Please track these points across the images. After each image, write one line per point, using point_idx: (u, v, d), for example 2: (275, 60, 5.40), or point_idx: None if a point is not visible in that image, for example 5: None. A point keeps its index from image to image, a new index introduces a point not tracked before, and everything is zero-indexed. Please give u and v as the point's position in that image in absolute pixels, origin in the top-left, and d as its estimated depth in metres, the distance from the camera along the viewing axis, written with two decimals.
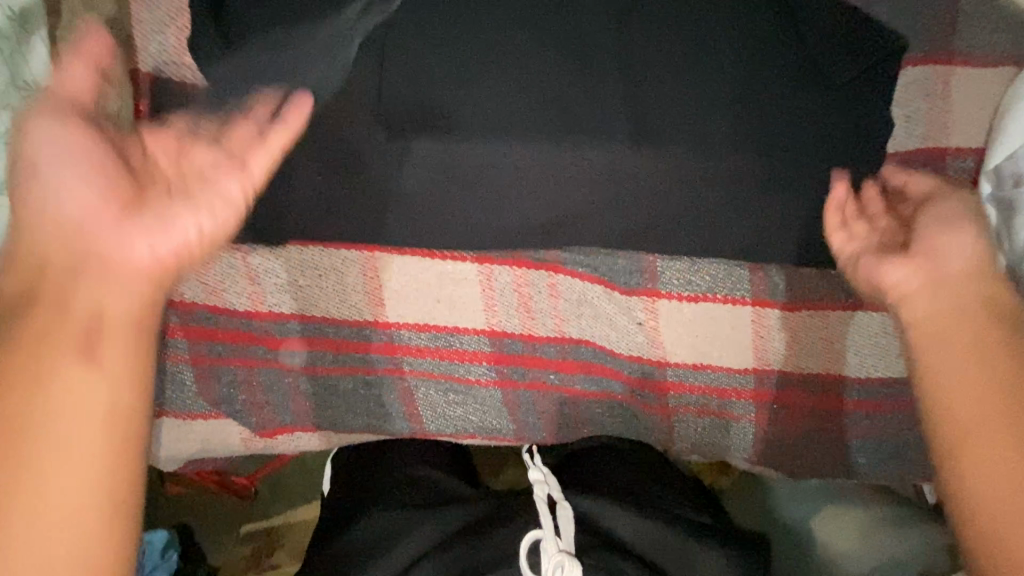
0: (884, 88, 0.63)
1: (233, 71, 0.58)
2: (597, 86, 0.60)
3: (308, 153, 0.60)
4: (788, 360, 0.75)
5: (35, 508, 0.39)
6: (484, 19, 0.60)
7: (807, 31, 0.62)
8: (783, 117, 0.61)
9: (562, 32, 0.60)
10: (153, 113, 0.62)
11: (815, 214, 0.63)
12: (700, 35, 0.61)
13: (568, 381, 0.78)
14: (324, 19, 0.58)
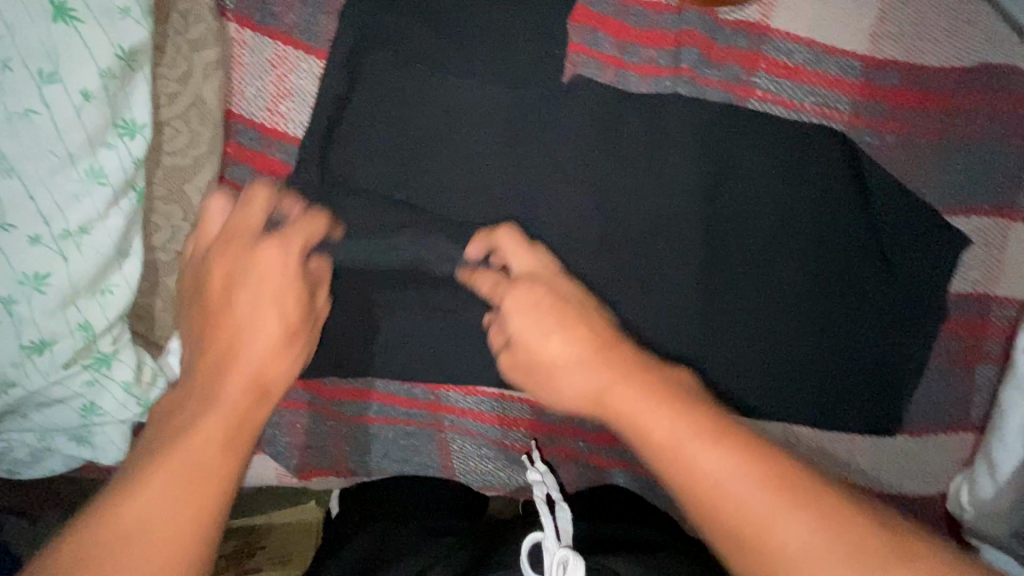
0: (931, 239, 0.68)
1: (343, 144, 0.62)
2: (676, 203, 0.67)
3: (400, 222, 0.63)
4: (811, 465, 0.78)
5: (133, 544, 0.40)
6: (575, 128, 0.65)
7: (872, 179, 0.67)
8: (834, 305, 0.68)
9: (642, 147, 0.66)
10: (239, 154, 0.63)
11: (858, 346, 0.70)
12: (775, 164, 0.66)
13: (596, 450, 0.81)
14: (434, 109, 0.64)
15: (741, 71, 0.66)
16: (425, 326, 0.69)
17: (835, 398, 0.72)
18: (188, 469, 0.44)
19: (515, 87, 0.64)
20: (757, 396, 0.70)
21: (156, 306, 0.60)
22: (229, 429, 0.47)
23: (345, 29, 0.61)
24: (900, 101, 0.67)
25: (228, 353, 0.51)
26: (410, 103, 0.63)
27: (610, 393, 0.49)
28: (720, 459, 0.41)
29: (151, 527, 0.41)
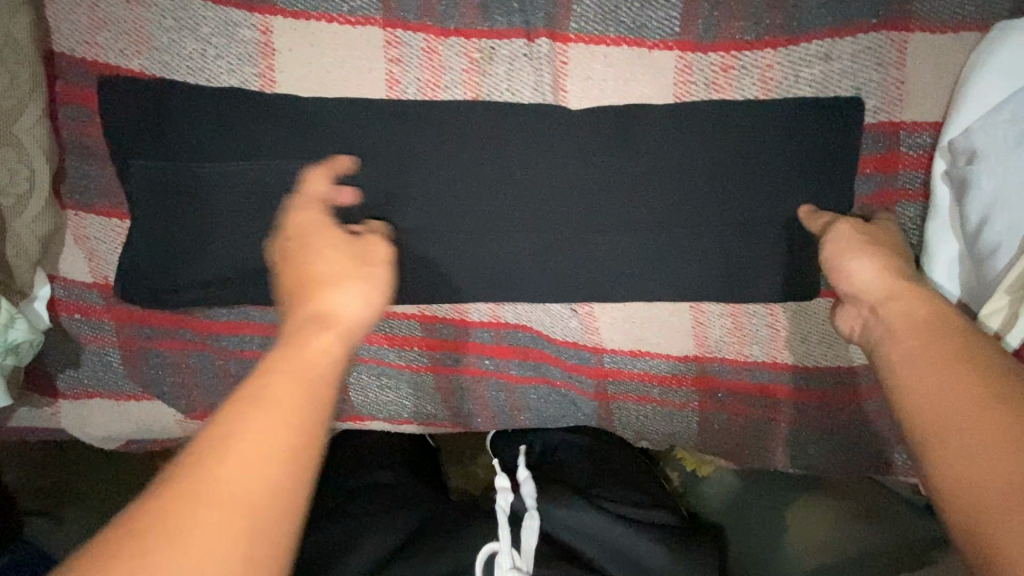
0: (762, 111, 0.63)
1: (165, 72, 0.62)
2: (519, 85, 0.64)
3: (232, 129, 0.62)
4: (731, 347, 0.71)
5: (195, 515, 0.35)
6: (406, 15, 0.63)
7: (717, 33, 0.62)
8: (705, 188, 0.65)
9: (475, 25, 0.63)
10: (68, 93, 0.63)
11: (733, 222, 0.66)
12: (616, 19, 0.62)
13: (503, 367, 0.75)
14: (252, 18, 0.62)
15: None
16: (268, 264, 0.63)
17: (740, 273, 0.67)
18: (259, 448, 0.38)
19: None
20: (625, 287, 0.68)
21: (6, 252, 0.61)
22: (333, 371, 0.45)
23: None
24: None
25: (314, 285, 0.51)
26: (226, 23, 0.62)
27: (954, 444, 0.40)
28: (941, 380, 0.43)
29: (240, 458, 0.37)
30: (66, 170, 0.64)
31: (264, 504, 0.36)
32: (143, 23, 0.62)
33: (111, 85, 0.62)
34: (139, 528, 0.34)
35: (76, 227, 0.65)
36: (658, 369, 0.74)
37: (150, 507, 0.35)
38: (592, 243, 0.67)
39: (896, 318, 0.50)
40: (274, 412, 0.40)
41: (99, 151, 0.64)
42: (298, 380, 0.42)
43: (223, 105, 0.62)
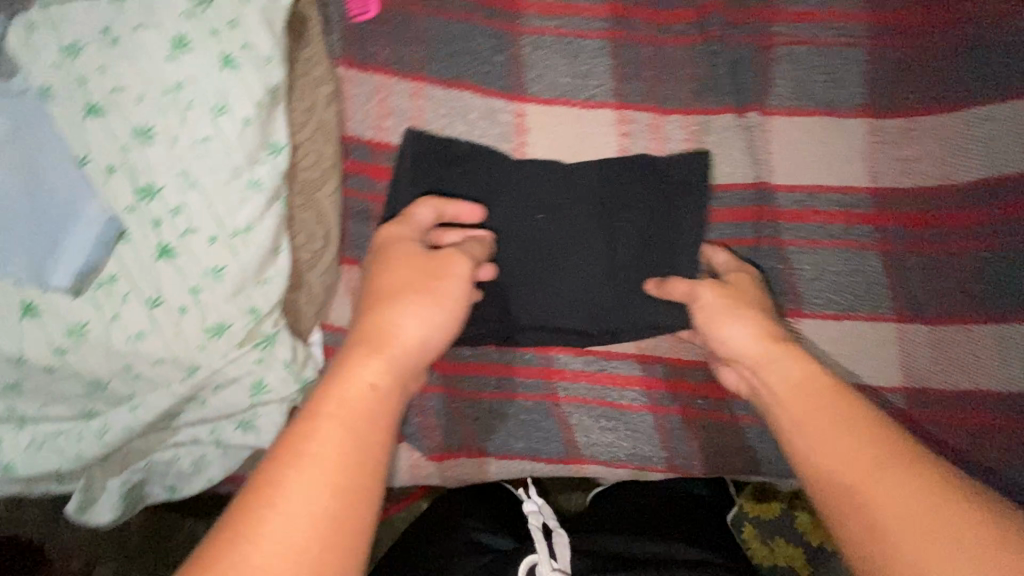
0: (944, 163, 0.74)
1: (415, 142, 0.74)
2: (731, 149, 0.76)
3: (486, 191, 0.74)
4: (942, 379, 0.74)
5: (283, 551, 0.40)
6: (637, 98, 0.76)
7: (892, 105, 0.75)
8: (897, 231, 0.75)
9: (692, 105, 0.76)
10: (355, 168, 0.75)
11: (926, 258, 0.74)
12: (809, 95, 0.75)
13: (718, 407, 0.77)
14: (509, 104, 0.75)
15: (762, 24, 0.76)
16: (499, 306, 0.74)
17: (940, 306, 0.74)
18: (338, 442, 0.45)
19: (580, 74, 0.76)
20: (831, 317, 0.76)
21: (300, 300, 0.69)
22: (412, 357, 0.53)
23: (435, 60, 0.75)
24: (910, 21, 0.76)
25: (382, 301, 0.55)
26: (488, 108, 0.75)
27: (884, 490, 0.46)
28: (842, 443, 0.49)
29: (290, 513, 0.41)
30: (348, 231, 0.74)
31: (348, 522, 0.43)
32: (422, 112, 0.75)
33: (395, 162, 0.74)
34: (227, 572, 0.39)
35: (348, 280, 0.73)
36: (877, 402, 0.75)
37: (237, 550, 0.40)
38: (799, 283, 0.76)
39: (773, 381, 0.57)
40: (343, 441, 0.45)
41: (376, 214, 0.74)
42: (359, 401, 0.48)
43: (468, 170, 0.74)
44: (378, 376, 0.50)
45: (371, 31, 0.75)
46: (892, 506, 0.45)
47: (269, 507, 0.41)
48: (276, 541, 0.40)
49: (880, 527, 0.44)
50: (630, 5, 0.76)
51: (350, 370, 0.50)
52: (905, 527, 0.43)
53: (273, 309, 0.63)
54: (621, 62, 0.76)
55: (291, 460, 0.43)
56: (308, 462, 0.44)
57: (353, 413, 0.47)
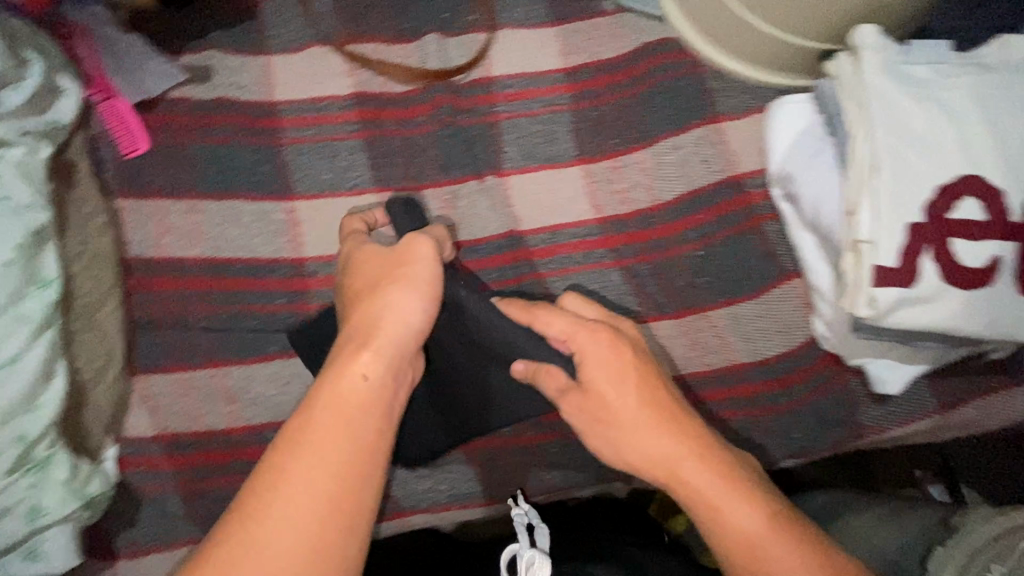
0: (651, 188, 0.91)
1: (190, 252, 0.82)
2: (481, 206, 0.89)
3: (261, 282, 0.82)
4: (696, 363, 0.89)
5: (258, 555, 0.51)
6: (394, 179, 0.88)
7: (604, 148, 0.92)
8: (630, 247, 0.90)
9: (441, 177, 0.89)
10: (140, 284, 0.81)
11: (656, 265, 0.89)
12: (533, 153, 0.91)
13: (520, 431, 0.86)
14: (280, 204, 0.85)
15: (484, 105, 0.92)
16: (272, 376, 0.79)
17: (676, 302, 0.89)
18: (334, 469, 0.55)
19: (340, 168, 0.88)
20: None
21: (86, 419, 0.72)
22: (372, 390, 0.61)
23: (207, 180, 0.86)
24: (601, 83, 0.94)
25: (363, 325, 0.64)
26: (261, 211, 0.85)
27: (725, 516, 0.61)
28: (716, 490, 0.62)
29: (290, 523, 0.52)
30: (137, 344, 0.79)
31: (325, 530, 0.53)
32: (200, 225, 0.84)
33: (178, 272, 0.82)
34: (222, 556, 0.51)
35: (143, 389, 0.78)
36: None
37: (246, 528, 0.52)
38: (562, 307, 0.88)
39: (625, 428, 0.65)
40: (337, 456, 0.56)
41: (163, 322, 0.80)
42: (341, 427, 0.57)
43: (242, 267, 0.83)
44: (329, 420, 0.58)
45: (144, 165, 0.85)
46: (750, 543, 0.60)
47: (257, 526, 0.52)
48: (270, 541, 0.52)
49: (726, 539, 0.61)
50: (376, 107, 0.91)
51: (314, 407, 0.58)
52: (754, 551, 0.59)
53: (45, 433, 0.66)
54: (374, 152, 0.89)
55: (271, 486, 0.54)
56: (292, 480, 0.54)
57: (335, 429, 0.57)
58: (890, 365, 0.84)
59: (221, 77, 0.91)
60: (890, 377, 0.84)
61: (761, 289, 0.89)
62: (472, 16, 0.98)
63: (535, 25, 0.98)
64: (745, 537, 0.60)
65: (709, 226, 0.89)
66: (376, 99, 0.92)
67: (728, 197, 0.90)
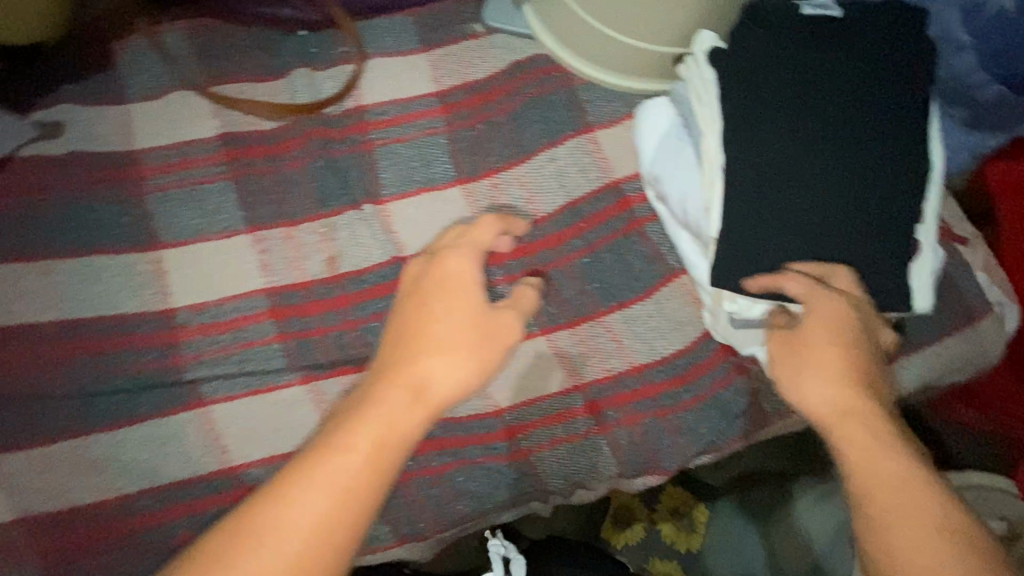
0: (534, 200, 0.91)
1: (46, 316, 0.77)
2: (362, 235, 0.87)
3: (127, 340, 0.78)
4: (597, 370, 0.88)
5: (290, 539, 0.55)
6: (267, 218, 0.86)
7: (481, 166, 0.92)
8: (519, 261, 0.90)
9: (318, 211, 0.87)
10: None
11: (545, 277, 0.89)
12: (410, 179, 0.91)
13: (425, 462, 0.83)
14: (146, 255, 0.82)
15: (358, 136, 0.92)
16: (152, 435, 0.75)
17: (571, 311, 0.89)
18: (338, 486, 0.57)
19: (208, 212, 0.85)
20: None
21: None
22: (457, 383, 0.66)
23: (62, 238, 0.81)
24: (474, 104, 0.96)
25: (415, 337, 0.67)
26: (123, 264, 0.81)
27: (880, 483, 0.58)
28: (878, 432, 0.61)
29: (296, 527, 0.56)
30: None
31: (331, 535, 0.56)
32: (56, 285, 0.79)
33: (32, 338, 0.76)
34: (201, 566, 0.55)
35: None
36: (558, 407, 0.87)
37: (245, 527, 0.56)
38: None
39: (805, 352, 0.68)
40: (352, 457, 0.59)
41: (17, 394, 0.74)
42: (380, 417, 0.62)
43: (105, 325, 0.78)
44: (365, 451, 0.60)
45: None
46: (886, 497, 0.57)
47: (291, 508, 0.56)
48: (260, 545, 0.55)
49: (885, 497, 0.57)
50: (244, 147, 0.89)
51: (377, 404, 0.63)
52: (891, 512, 0.56)
53: None
54: (245, 193, 0.87)
55: (277, 501, 0.57)
56: (297, 479, 0.58)
57: (363, 413, 0.62)
58: None
59: (75, 131, 0.87)
60: None
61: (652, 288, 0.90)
62: (341, 49, 0.98)
63: (404, 52, 0.98)
64: (884, 503, 0.57)
65: (593, 233, 0.90)
66: (245, 139, 0.90)
67: (609, 202, 0.92)
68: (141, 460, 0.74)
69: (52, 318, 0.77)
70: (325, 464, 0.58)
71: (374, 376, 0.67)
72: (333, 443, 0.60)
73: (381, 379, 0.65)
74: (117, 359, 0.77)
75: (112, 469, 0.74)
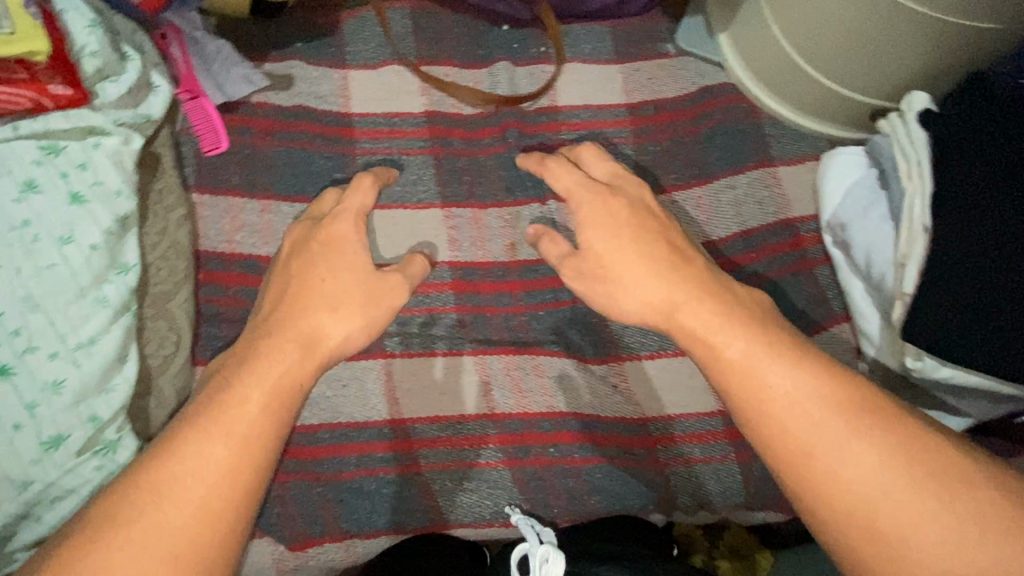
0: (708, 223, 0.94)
1: (259, 250, 0.84)
2: (542, 227, 0.91)
3: None
4: None
5: (186, 482, 0.58)
6: (459, 196, 0.92)
7: (660, 182, 0.95)
8: None
9: (505, 197, 0.93)
10: (209, 278, 0.83)
11: None
12: None
13: (568, 452, 0.86)
14: None
15: (550, 134, 0.96)
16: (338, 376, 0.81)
17: None
18: (221, 442, 0.59)
19: (408, 182, 0.91)
20: (647, 357, 0.90)
21: (150, 405, 0.73)
22: (303, 370, 0.67)
23: (281, 182, 0.88)
24: (660, 121, 0.99)
25: (302, 291, 0.71)
26: None
27: (848, 473, 0.56)
28: (839, 439, 0.57)
29: (181, 477, 0.58)
30: (200, 336, 0.80)
31: (248, 469, 0.60)
32: (271, 224, 0.86)
33: (246, 268, 0.84)
34: (142, 490, 0.57)
35: None
36: (699, 425, 0.89)
37: (164, 469, 0.58)
38: (616, 333, 0.90)
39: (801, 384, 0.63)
40: (224, 425, 0.60)
41: (230, 316, 0.81)
42: (240, 389, 0.63)
43: None
44: (255, 403, 0.62)
45: (222, 163, 0.88)
46: (874, 487, 0.55)
47: (168, 474, 0.58)
48: (166, 485, 0.57)
49: (867, 488, 0.55)
50: (446, 127, 0.95)
51: (244, 376, 0.64)
52: (889, 502, 0.54)
53: (114, 417, 0.67)
54: (442, 170, 0.93)
55: (180, 447, 0.59)
56: (180, 443, 0.59)
57: (252, 372, 0.64)
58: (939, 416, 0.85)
59: (301, 86, 0.94)
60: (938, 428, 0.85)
61: (815, 329, 0.90)
62: (540, 49, 1.02)
63: (599, 61, 1.02)
64: (879, 501, 0.54)
65: (762, 265, 0.92)
66: (446, 118, 0.96)
67: (783, 239, 0.93)
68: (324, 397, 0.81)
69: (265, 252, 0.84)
70: (219, 411, 0.61)
71: (259, 330, 0.69)
72: (230, 394, 0.63)
73: (268, 333, 0.68)
74: None
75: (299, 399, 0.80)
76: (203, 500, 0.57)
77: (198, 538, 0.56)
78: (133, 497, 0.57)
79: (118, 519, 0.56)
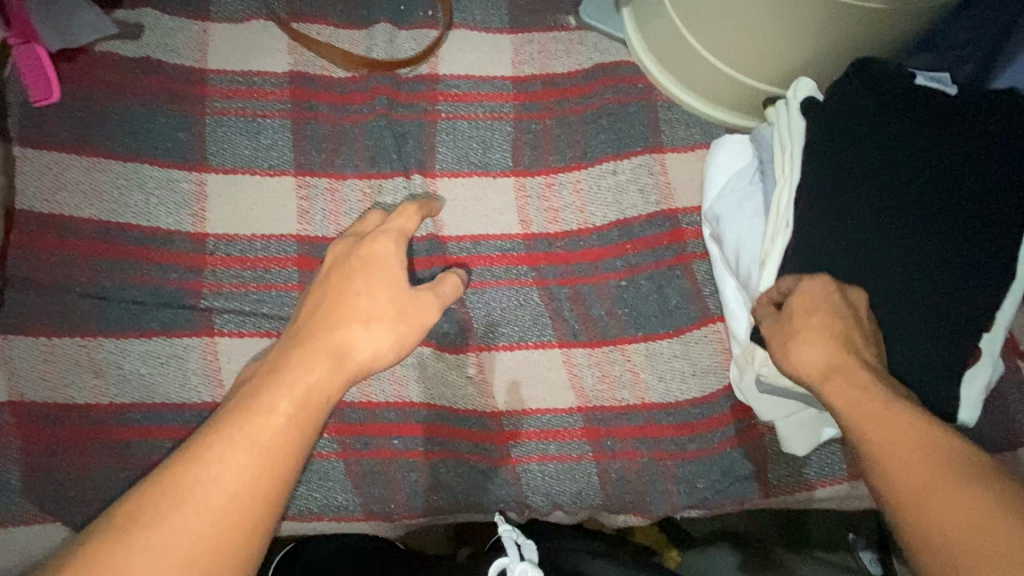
0: (584, 210, 0.88)
1: (82, 212, 0.78)
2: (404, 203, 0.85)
3: (151, 254, 0.78)
4: (604, 396, 0.85)
5: (184, 506, 0.48)
6: (315, 165, 0.85)
7: (539, 163, 0.89)
8: (553, 269, 0.86)
9: (367, 168, 0.85)
10: (23, 239, 0.76)
11: (576, 291, 0.86)
12: (466, 159, 0.88)
13: (411, 445, 0.81)
14: (188, 174, 0.81)
15: (426, 104, 0.89)
16: (155, 352, 0.75)
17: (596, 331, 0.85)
18: (257, 455, 0.51)
19: (258, 147, 0.84)
20: (506, 349, 0.85)
21: None
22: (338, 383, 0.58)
23: (117, 139, 0.81)
24: (548, 98, 0.92)
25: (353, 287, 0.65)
26: (166, 178, 0.81)
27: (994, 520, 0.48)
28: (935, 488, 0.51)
29: (209, 492, 0.49)
30: (6, 302, 0.74)
31: (264, 495, 0.50)
32: (100, 185, 0.79)
33: (65, 230, 0.77)
34: (141, 509, 0.48)
35: (5, 351, 0.73)
36: (556, 424, 0.84)
37: (175, 480, 0.49)
38: (476, 321, 0.85)
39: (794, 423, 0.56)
40: (266, 433, 0.52)
41: (42, 282, 0.75)
42: (296, 385, 0.56)
43: (137, 235, 0.78)
44: (284, 415, 0.54)
45: (53, 116, 0.81)
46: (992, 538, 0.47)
47: (193, 479, 0.49)
48: (184, 503, 0.49)
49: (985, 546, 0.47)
50: (310, 90, 0.88)
51: (278, 384, 0.56)
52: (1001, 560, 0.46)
53: None
54: (300, 136, 0.85)
55: (213, 455, 0.50)
56: (206, 454, 0.51)
57: (269, 380, 0.56)
58: (800, 424, 0.80)
59: (152, 36, 0.86)
60: (797, 437, 0.80)
61: (683, 328, 0.86)
62: (428, 12, 0.94)
63: (490, 29, 0.95)
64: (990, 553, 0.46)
65: (636, 257, 0.87)
66: (312, 80, 0.88)
67: (662, 230, 0.87)
68: (138, 375, 0.75)
69: (89, 215, 0.78)
70: (258, 416, 0.53)
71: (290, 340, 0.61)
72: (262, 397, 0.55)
73: (298, 344, 0.60)
74: (139, 271, 0.77)
75: (109, 376, 0.74)
76: (211, 527, 0.48)
77: (218, 551, 0.48)
78: (123, 523, 0.48)
79: (114, 539, 0.47)
